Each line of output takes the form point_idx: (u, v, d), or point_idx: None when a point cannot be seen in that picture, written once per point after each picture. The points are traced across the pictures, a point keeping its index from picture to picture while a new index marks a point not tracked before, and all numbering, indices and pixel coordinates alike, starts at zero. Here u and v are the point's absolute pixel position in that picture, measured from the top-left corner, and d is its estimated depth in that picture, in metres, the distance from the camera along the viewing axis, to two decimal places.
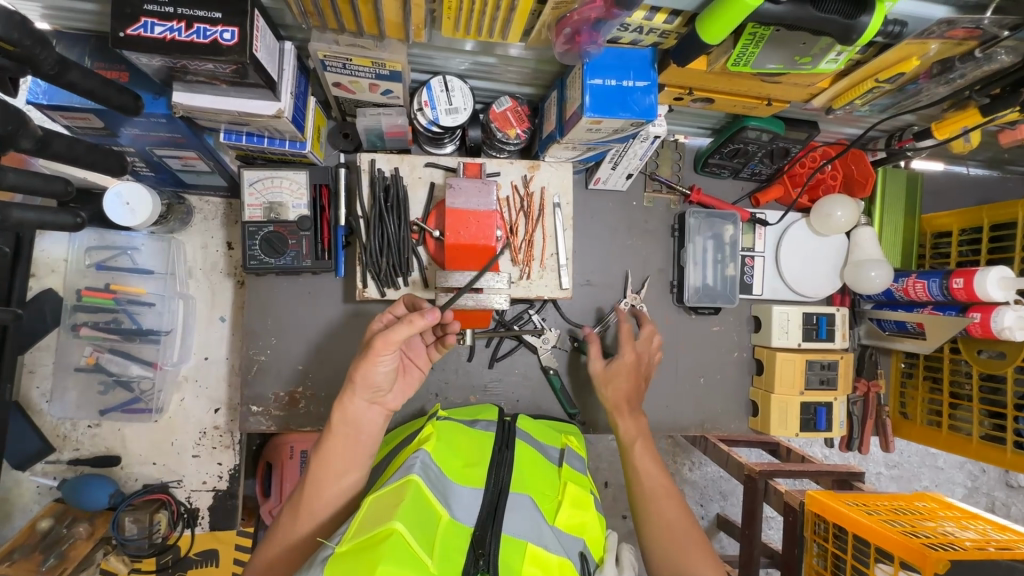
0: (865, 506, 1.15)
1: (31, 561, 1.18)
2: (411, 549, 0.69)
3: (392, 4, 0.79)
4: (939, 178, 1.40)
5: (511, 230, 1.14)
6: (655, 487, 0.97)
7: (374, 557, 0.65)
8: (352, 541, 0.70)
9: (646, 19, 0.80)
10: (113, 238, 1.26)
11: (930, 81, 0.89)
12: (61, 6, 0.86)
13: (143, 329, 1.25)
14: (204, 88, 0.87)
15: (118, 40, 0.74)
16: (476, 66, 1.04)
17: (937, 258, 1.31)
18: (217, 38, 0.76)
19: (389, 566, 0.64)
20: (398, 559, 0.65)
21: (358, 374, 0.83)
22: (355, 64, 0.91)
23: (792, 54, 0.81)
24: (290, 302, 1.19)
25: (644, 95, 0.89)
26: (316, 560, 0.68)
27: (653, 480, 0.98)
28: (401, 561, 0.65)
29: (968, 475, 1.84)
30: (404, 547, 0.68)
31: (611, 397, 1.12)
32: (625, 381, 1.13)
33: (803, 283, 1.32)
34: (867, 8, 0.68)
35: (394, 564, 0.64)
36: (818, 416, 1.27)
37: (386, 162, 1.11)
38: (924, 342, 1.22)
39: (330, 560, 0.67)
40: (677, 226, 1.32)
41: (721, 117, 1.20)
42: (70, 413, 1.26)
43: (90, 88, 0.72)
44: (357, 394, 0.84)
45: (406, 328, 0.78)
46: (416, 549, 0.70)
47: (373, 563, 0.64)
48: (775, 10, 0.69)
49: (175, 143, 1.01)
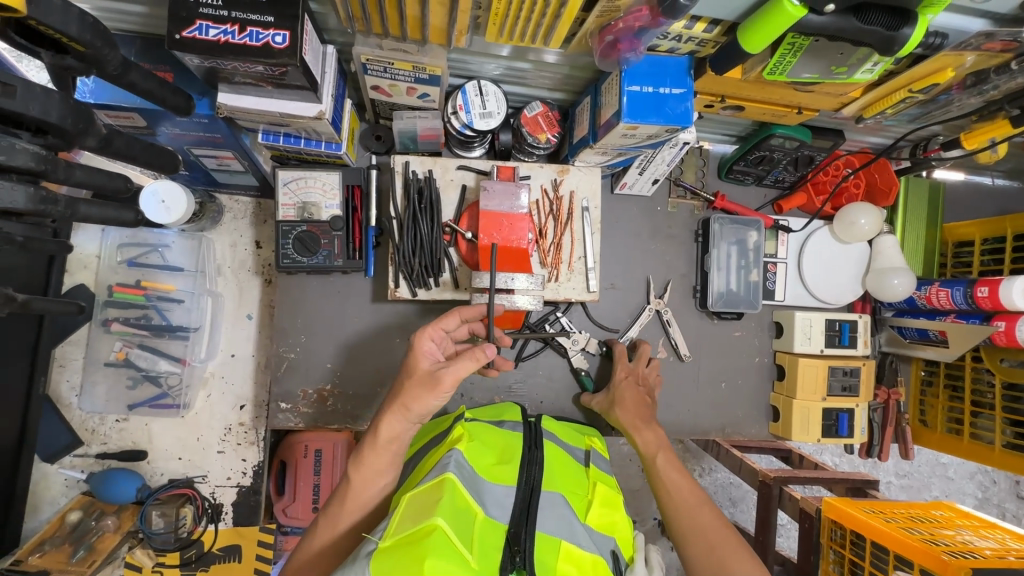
0: (883, 513, 1.15)
1: (61, 553, 1.21)
2: (454, 544, 0.71)
3: (439, 10, 0.81)
4: (959, 188, 1.41)
5: (540, 233, 1.15)
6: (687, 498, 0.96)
7: (420, 553, 0.67)
8: (394, 538, 0.72)
9: (686, 28, 0.82)
10: (144, 235, 1.27)
11: (964, 92, 0.91)
12: (111, 8, 0.86)
13: (171, 325, 1.28)
14: (249, 89, 0.89)
15: (174, 42, 0.76)
16: (510, 71, 1.06)
17: (958, 267, 1.32)
18: (268, 42, 0.78)
19: (437, 562, 0.66)
20: (444, 555, 0.68)
21: (416, 406, 0.82)
22: (396, 68, 0.93)
23: (828, 64, 0.82)
24: (320, 301, 1.21)
25: (679, 102, 0.90)
26: (360, 556, 0.71)
27: (681, 488, 0.98)
28: (446, 557, 0.68)
29: (978, 486, 1.84)
30: (447, 543, 0.70)
31: (625, 419, 1.12)
32: (631, 404, 1.14)
33: (825, 290, 1.33)
34: (909, 20, 0.70)
35: (441, 559, 0.67)
36: (840, 422, 1.28)
37: (419, 165, 1.13)
38: (947, 349, 1.22)
39: (375, 557, 0.69)
40: (701, 231, 1.33)
41: (748, 125, 1.21)
42: (99, 407, 1.29)
43: (148, 89, 0.77)
44: (408, 422, 0.85)
45: (473, 363, 0.82)
46: (458, 544, 0.72)
47: (421, 559, 0.66)
48: (818, 21, 0.70)
49: (214, 142, 1.02)
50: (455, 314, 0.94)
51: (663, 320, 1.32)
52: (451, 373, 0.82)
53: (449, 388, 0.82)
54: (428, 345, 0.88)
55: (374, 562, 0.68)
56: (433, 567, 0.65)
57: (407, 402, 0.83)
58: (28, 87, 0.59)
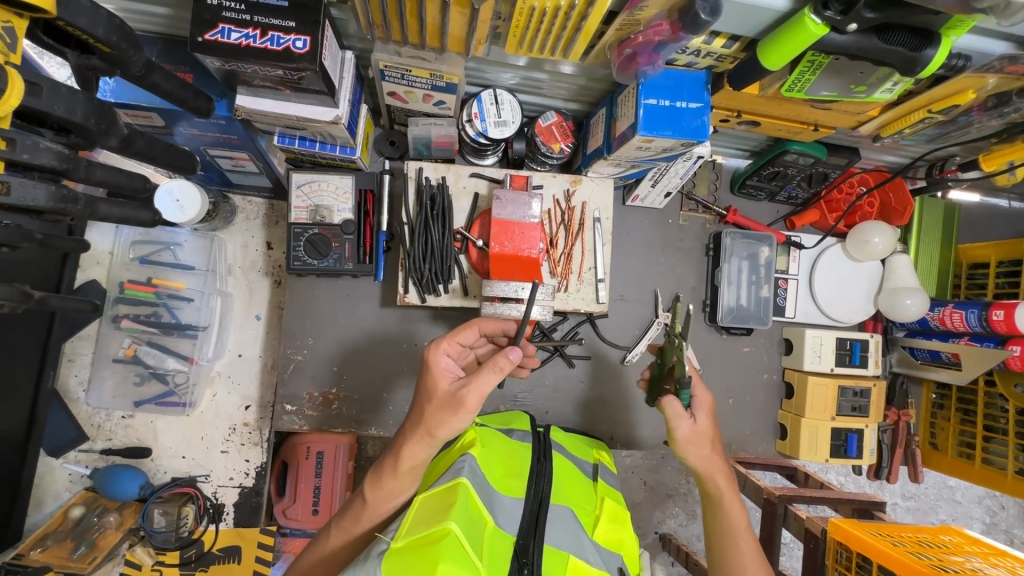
0: (891, 537, 1.13)
1: (62, 549, 1.20)
2: (467, 550, 0.70)
3: (459, 19, 0.81)
4: (975, 210, 1.40)
5: (551, 242, 1.15)
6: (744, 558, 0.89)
7: (434, 555, 0.67)
8: (406, 537, 0.72)
9: (705, 43, 0.82)
10: (157, 234, 1.29)
11: (983, 114, 0.90)
12: (134, 9, 0.87)
13: (180, 324, 1.28)
14: (268, 92, 0.89)
15: (196, 44, 0.77)
16: (526, 81, 1.06)
17: (973, 289, 1.30)
18: (289, 46, 0.78)
19: (449, 566, 0.66)
20: (456, 559, 0.67)
21: (442, 431, 0.75)
22: (413, 75, 0.94)
23: (848, 83, 0.82)
24: (329, 303, 1.21)
25: (695, 116, 0.90)
26: (372, 554, 0.71)
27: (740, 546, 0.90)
28: (457, 561, 0.67)
29: (987, 511, 1.81)
30: (460, 547, 0.70)
31: (695, 461, 0.92)
32: (709, 439, 0.92)
33: (837, 308, 1.32)
34: (932, 41, 0.70)
35: (453, 564, 0.66)
36: (849, 442, 1.27)
37: (433, 171, 1.14)
38: (960, 372, 1.21)
39: (387, 556, 0.69)
40: (712, 245, 1.32)
41: (763, 140, 1.21)
42: (106, 403, 1.30)
43: (169, 90, 0.78)
44: (432, 448, 0.79)
45: (496, 374, 0.75)
46: (469, 550, 0.71)
47: (433, 561, 0.66)
48: (840, 40, 0.70)
49: (230, 144, 1.03)
50: (472, 327, 0.90)
51: None
52: (474, 395, 0.74)
53: (474, 409, 0.75)
54: (445, 361, 0.81)
55: (386, 560, 0.69)
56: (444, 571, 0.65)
57: (430, 427, 0.77)
58: (54, 86, 0.60)
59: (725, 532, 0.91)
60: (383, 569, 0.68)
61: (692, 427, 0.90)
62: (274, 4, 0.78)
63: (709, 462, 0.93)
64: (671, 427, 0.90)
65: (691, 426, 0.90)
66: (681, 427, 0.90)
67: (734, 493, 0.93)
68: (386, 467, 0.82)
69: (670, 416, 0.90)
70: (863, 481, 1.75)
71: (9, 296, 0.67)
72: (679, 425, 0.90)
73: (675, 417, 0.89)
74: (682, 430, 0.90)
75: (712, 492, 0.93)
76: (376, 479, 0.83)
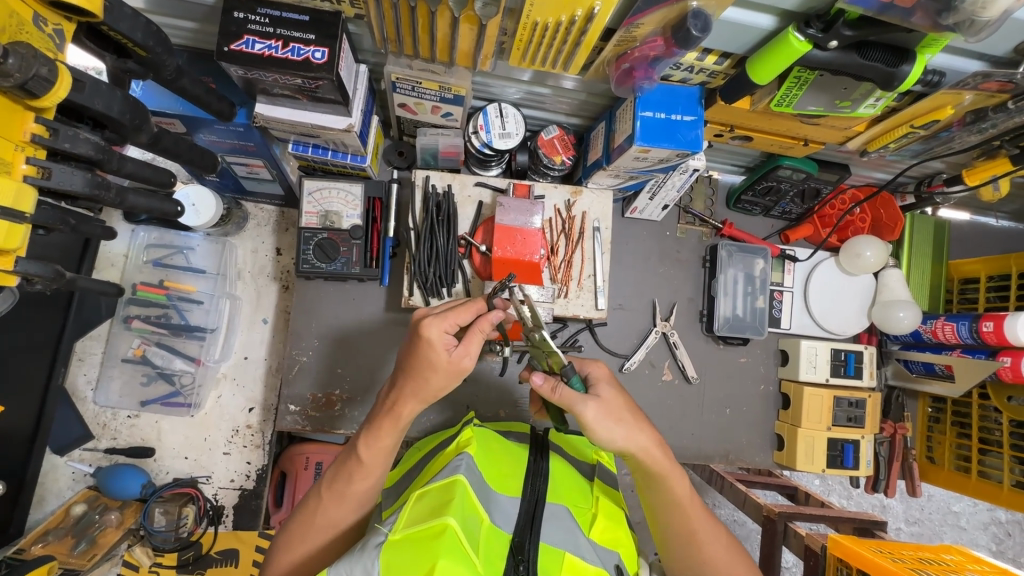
0: (892, 553, 1.12)
1: (63, 544, 1.23)
2: (463, 545, 0.70)
3: (467, 35, 0.86)
4: (965, 228, 1.44)
5: (552, 249, 1.19)
6: (698, 533, 0.89)
7: (433, 551, 0.68)
8: (405, 531, 0.72)
9: (698, 60, 0.88)
10: (172, 238, 1.34)
11: (964, 129, 0.95)
12: (165, 23, 0.93)
13: (190, 325, 1.32)
14: (285, 101, 0.95)
15: (222, 53, 0.83)
16: (529, 96, 1.12)
17: (964, 304, 1.33)
18: (309, 57, 0.84)
19: (447, 562, 0.66)
20: (456, 555, 0.68)
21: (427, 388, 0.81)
22: (423, 87, 0.99)
23: (833, 98, 0.87)
24: (335, 307, 1.24)
25: (689, 129, 0.95)
26: (370, 546, 0.71)
27: (687, 514, 0.89)
28: (457, 557, 0.68)
29: (992, 538, 1.78)
30: (457, 543, 0.70)
31: (617, 438, 0.83)
32: (626, 409, 0.85)
33: (832, 320, 1.35)
34: (908, 58, 0.75)
35: (453, 560, 0.67)
36: (845, 453, 1.28)
37: (439, 179, 1.19)
38: (952, 385, 1.21)
39: (386, 548, 0.69)
40: (708, 257, 1.36)
41: (756, 156, 1.26)
42: (113, 402, 1.32)
43: (195, 95, 0.83)
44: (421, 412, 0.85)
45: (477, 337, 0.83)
46: (468, 546, 0.72)
47: (433, 558, 0.67)
48: (822, 56, 0.75)
49: (246, 151, 1.08)
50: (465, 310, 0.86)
51: (669, 342, 1.33)
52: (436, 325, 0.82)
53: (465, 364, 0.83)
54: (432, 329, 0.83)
55: (384, 552, 0.69)
56: (444, 567, 0.65)
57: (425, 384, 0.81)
58: (95, 84, 0.66)
59: (671, 511, 0.89)
60: (383, 564, 0.68)
61: (599, 406, 0.82)
62: (297, 18, 0.84)
63: (634, 437, 0.84)
64: (576, 414, 0.82)
65: (598, 406, 0.82)
66: (588, 409, 0.81)
67: (673, 464, 0.88)
68: (402, 414, 0.84)
69: (571, 402, 0.81)
70: (865, 503, 1.74)
71: (44, 275, 0.71)
72: (584, 409, 0.81)
73: (573, 400, 0.81)
74: (588, 412, 0.81)
75: (645, 466, 0.86)
76: (370, 434, 0.86)
